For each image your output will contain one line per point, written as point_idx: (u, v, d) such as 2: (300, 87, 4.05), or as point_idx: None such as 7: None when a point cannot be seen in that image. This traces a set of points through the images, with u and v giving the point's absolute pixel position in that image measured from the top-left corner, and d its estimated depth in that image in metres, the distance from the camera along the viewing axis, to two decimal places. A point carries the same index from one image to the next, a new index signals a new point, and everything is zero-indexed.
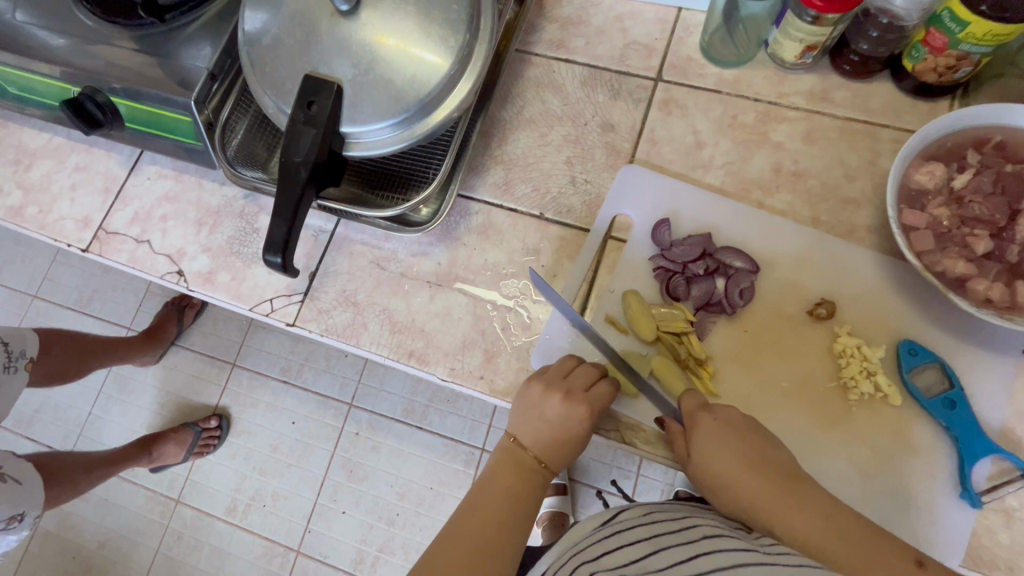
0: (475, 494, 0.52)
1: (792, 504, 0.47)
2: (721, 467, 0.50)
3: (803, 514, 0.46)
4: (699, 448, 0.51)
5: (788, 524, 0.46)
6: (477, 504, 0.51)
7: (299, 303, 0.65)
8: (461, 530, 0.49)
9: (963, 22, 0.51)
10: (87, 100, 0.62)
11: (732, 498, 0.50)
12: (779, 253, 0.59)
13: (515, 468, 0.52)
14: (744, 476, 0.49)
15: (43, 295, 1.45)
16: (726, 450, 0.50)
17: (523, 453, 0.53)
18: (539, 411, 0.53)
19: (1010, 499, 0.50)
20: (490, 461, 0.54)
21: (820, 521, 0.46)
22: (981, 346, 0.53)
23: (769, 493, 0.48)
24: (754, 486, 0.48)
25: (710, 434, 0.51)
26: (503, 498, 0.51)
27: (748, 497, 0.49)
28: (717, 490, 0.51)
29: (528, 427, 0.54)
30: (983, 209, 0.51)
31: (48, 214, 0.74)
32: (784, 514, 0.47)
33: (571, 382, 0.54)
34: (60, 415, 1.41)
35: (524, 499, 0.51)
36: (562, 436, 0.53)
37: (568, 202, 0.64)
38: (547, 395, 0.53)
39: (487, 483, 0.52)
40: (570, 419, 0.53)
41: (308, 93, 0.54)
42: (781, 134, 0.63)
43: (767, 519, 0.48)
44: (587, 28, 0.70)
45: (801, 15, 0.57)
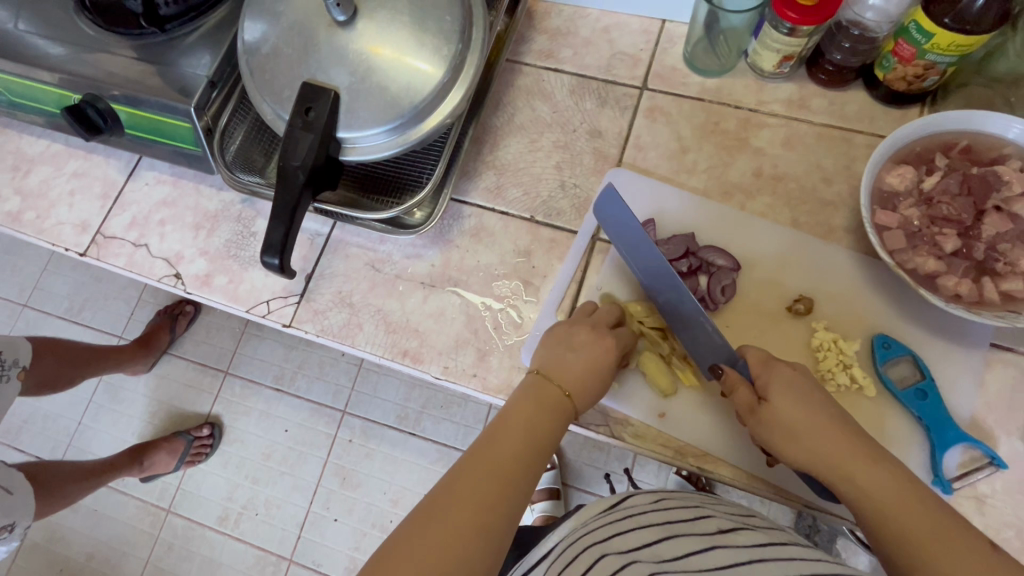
0: (494, 425, 0.48)
1: (874, 466, 0.45)
2: (800, 418, 0.48)
3: (884, 476, 0.44)
4: (779, 397, 0.49)
5: (868, 479, 0.44)
6: (497, 432, 0.47)
7: (295, 305, 0.66)
8: (480, 456, 0.45)
9: (928, 33, 0.54)
10: (87, 106, 0.64)
11: (805, 450, 0.47)
12: (760, 252, 0.61)
13: (541, 401, 0.50)
14: (824, 430, 0.47)
15: (33, 304, 1.45)
16: (805, 402, 0.48)
17: (549, 385, 0.51)
18: (569, 342, 0.54)
19: (982, 486, 0.52)
20: (515, 394, 0.51)
21: (899, 486, 0.43)
22: (953, 340, 0.56)
23: (848, 448, 0.46)
24: (832, 440, 0.46)
25: (792, 383, 0.49)
26: (525, 428, 0.48)
27: (821, 452, 0.46)
28: (784, 444, 0.48)
29: (556, 361, 0.53)
30: (951, 209, 0.54)
31: (46, 218, 0.75)
32: (865, 469, 0.45)
33: (597, 319, 0.56)
34: (50, 425, 1.40)
35: (545, 431, 0.49)
36: (590, 368, 0.52)
37: (558, 206, 0.66)
38: (573, 326, 0.55)
39: (506, 416, 0.49)
40: (597, 350, 0.53)
41: (306, 100, 0.56)
42: (761, 140, 0.66)
43: (841, 475, 0.45)
44: (575, 39, 0.72)
45: (778, 27, 0.59)
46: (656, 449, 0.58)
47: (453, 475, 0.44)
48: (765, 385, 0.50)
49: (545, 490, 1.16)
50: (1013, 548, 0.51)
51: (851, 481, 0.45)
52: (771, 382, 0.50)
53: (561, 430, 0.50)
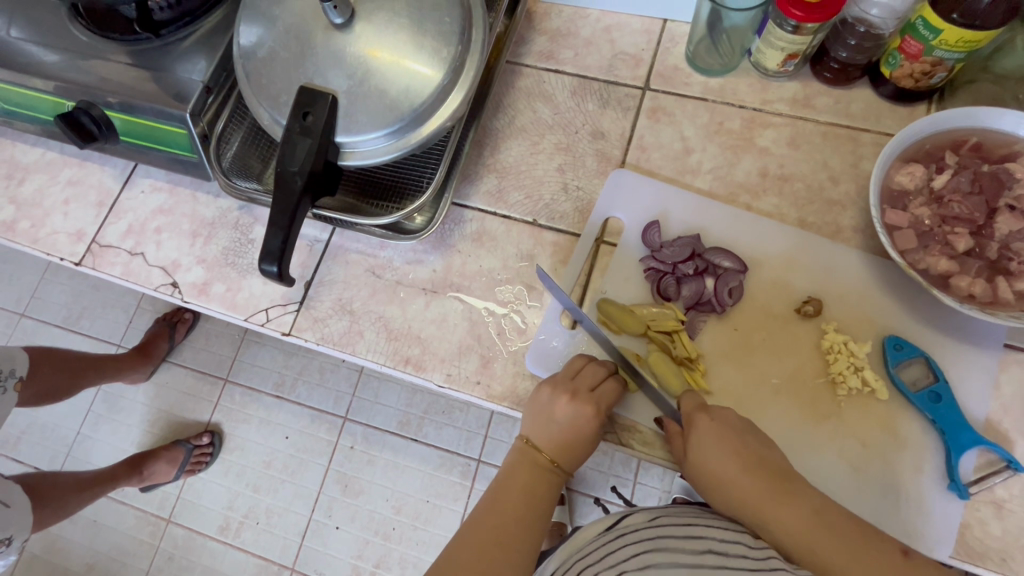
0: (492, 494, 0.52)
1: (785, 506, 0.47)
2: (715, 468, 0.50)
3: (796, 515, 0.46)
4: (696, 447, 0.51)
5: (781, 523, 0.47)
6: (495, 503, 0.51)
7: (294, 313, 0.65)
8: (483, 526, 0.50)
9: (935, 30, 0.53)
10: (81, 113, 0.63)
11: (726, 498, 0.50)
12: (767, 253, 0.60)
13: (529, 470, 0.53)
14: (739, 479, 0.49)
15: (30, 313, 1.44)
16: (720, 449, 0.50)
17: (535, 456, 0.54)
18: (549, 412, 0.54)
19: (999, 491, 0.51)
20: (505, 464, 0.54)
21: (812, 523, 0.46)
22: (966, 341, 0.55)
23: (762, 494, 0.48)
24: (745, 487, 0.49)
25: (706, 433, 0.51)
26: (520, 495, 0.52)
27: (739, 499, 0.49)
28: (711, 493, 0.51)
29: (541, 430, 0.54)
30: (963, 208, 0.53)
31: (41, 228, 0.74)
32: (776, 513, 0.47)
33: (578, 382, 0.54)
34: (48, 435, 1.39)
35: (539, 498, 0.52)
36: (569, 435, 0.53)
37: (561, 208, 0.65)
38: (555, 397, 0.54)
39: (503, 482, 0.53)
40: (578, 418, 0.53)
41: (304, 104, 0.55)
42: (766, 140, 0.65)
43: (759, 520, 0.48)
44: (576, 40, 0.71)
45: (782, 24, 0.59)
46: (666, 456, 0.57)
47: (458, 541, 0.49)
48: (688, 436, 0.52)
49: None
50: None
51: (768, 526, 0.47)
52: (691, 432, 0.52)
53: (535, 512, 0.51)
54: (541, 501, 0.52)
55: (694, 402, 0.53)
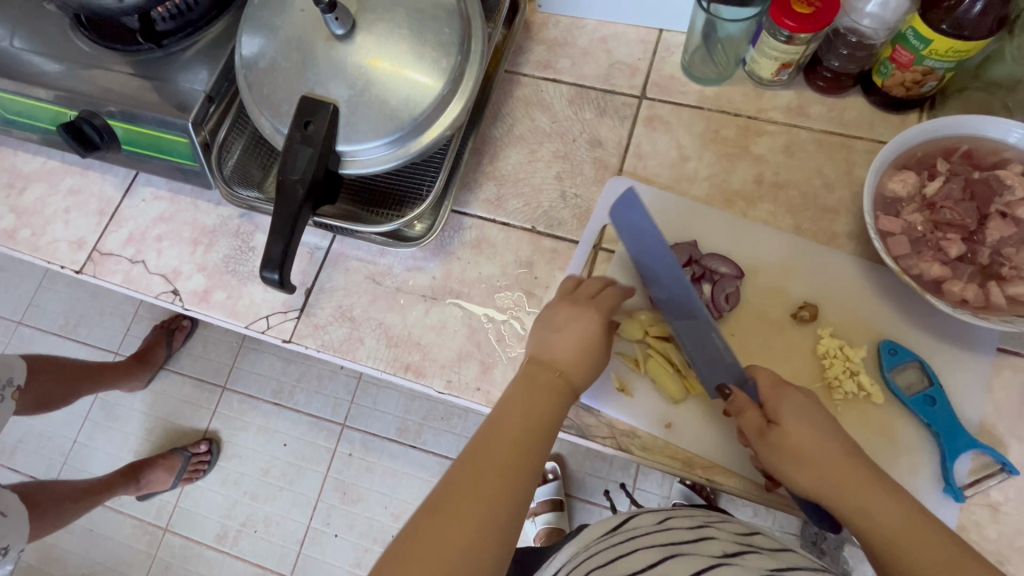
0: (492, 421, 0.48)
1: (885, 490, 0.44)
2: (808, 440, 0.47)
3: (895, 501, 0.44)
4: (789, 418, 0.49)
5: (884, 508, 0.44)
6: (495, 434, 0.47)
7: (295, 320, 0.65)
8: (483, 461, 0.45)
9: (926, 40, 0.54)
10: (84, 123, 0.64)
11: (814, 475, 0.46)
12: (763, 259, 0.61)
13: (538, 382, 0.50)
14: (833, 455, 0.47)
15: (27, 321, 1.44)
16: (814, 424, 0.48)
17: (542, 373, 0.50)
18: (551, 321, 0.54)
19: (995, 493, 0.51)
20: (510, 382, 0.51)
21: (913, 511, 0.43)
22: (960, 345, 0.55)
23: (862, 470, 0.45)
24: (841, 463, 0.46)
25: (800, 407, 0.49)
26: (524, 423, 0.47)
27: (833, 476, 0.46)
28: (794, 470, 0.47)
29: (551, 346, 0.52)
30: (954, 214, 0.54)
31: (41, 236, 0.74)
32: (880, 496, 0.44)
33: (580, 292, 0.56)
34: (45, 444, 1.38)
35: (543, 418, 0.48)
36: (577, 348, 0.52)
37: (559, 216, 0.66)
38: (555, 308, 0.55)
39: (505, 409, 0.48)
40: (588, 334, 0.52)
41: (305, 114, 0.56)
42: (761, 147, 0.65)
43: (856, 501, 0.45)
44: (573, 49, 0.72)
45: (776, 35, 0.60)
46: (664, 461, 0.57)
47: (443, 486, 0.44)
48: (775, 409, 0.50)
49: (548, 502, 1.14)
50: None
51: (865, 509, 0.44)
52: (779, 405, 0.50)
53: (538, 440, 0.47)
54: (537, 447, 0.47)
55: (771, 378, 0.52)
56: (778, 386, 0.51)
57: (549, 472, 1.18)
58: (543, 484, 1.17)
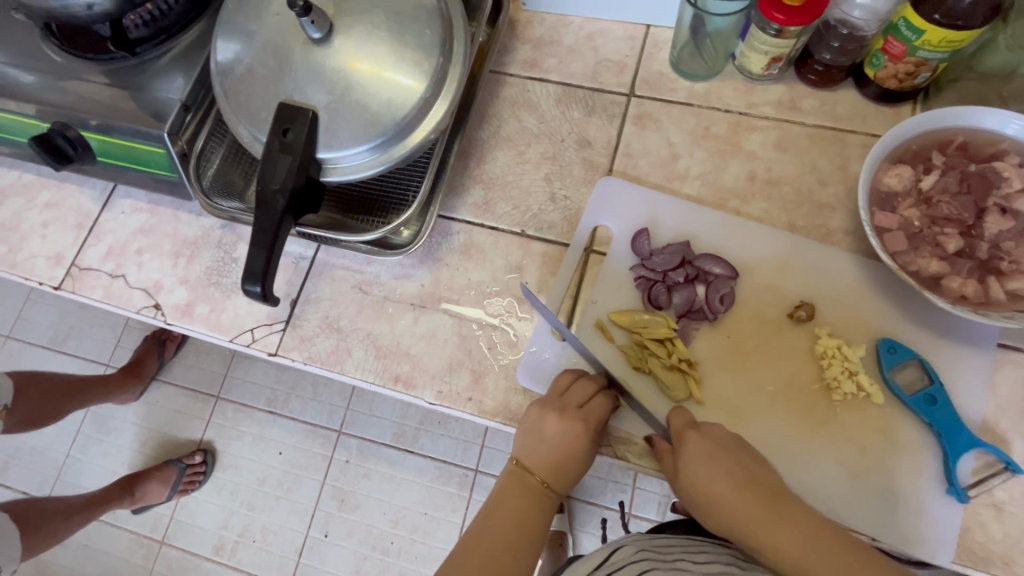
0: (482, 520, 0.52)
1: (781, 526, 0.45)
2: (709, 489, 0.48)
3: (792, 535, 0.44)
4: (687, 467, 0.49)
5: (779, 547, 0.44)
6: (481, 534, 0.50)
7: (280, 332, 0.64)
8: (469, 555, 0.49)
9: (918, 30, 0.53)
10: (56, 135, 0.62)
11: (720, 520, 0.48)
12: (758, 258, 0.59)
13: (520, 493, 0.53)
14: (737, 503, 0.47)
15: (16, 335, 1.41)
16: (712, 467, 0.48)
17: (526, 478, 0.53)
18: (539, 431, 0.54)
19: (999, 493, 0.50)
20: (496, 484, 0.54)
21: (809, 545, 0.44)
22: (961, 341, 0.54)
23: (758, 517, 0.46)
24: (734, 502, 0.47)
25: (695, 453, 0.49)
26: (511, 519, 0.51)
27: (733, 525, 0.47)
28: (704, 513, 0.49)
29: (532, 452, 0.54)
30: (952, 208, 0.53)
31: (18, 252, 0.72)
32: (774, 535, 0.45)
33: (566, 400, 0.54)
34: (37, 459, 1.36)
35: (530, 522, 0.52)
36: (563, 456, 0.53)
37: (549, 218, 0.64)
38: (544, 415, 0.54)
39: (494, 508, 0.52)
40: (568, 445, 0.53)
41: (283, 121, 0.54)
42: (753, 143, 0.64)
43: (753, 542, 0.46)
44: (560, 47, 0.71)
45: (766, 28, 0.59)
46: (662, 468, 0.55)
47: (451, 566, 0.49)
48: (678, 454, 0.50)
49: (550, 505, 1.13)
50: None
51: (764, 548, 0.45)
52: (682, 450, 0.50)
53: (542, 518, 0.52)
54: (534, 527, 0.51)
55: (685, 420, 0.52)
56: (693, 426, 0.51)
57: None
58: None
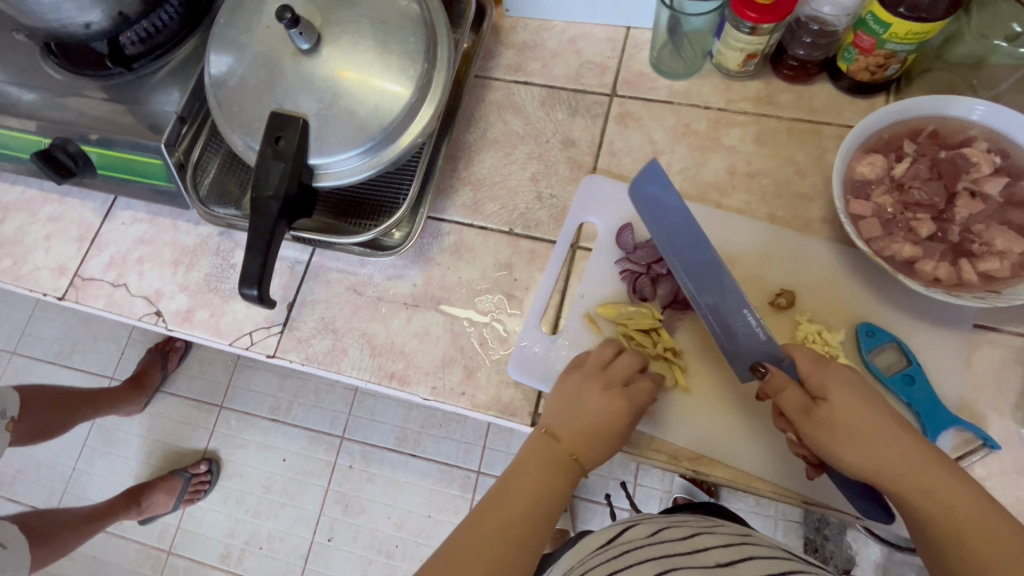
0: (504, 485, 0.49)
1: (926, 456, 0.42)
2: (856, 417, 0.44)
3: (938, 466, 0.42)
4: (841, 394, 0.45)
5: (922, 476, 0.42)
6: (501, 500, 0.48)
7: (278, 334, 0.66)
8: (485, 522, 0.46)
9: (885, 24, 0.55)
10: (56, 149, 0.64)
11: (856, 448, 0.43)
12: (739, 249, 0.61)
13: (547, 462, 0.49)
14: (881, 430, 0.43)
15: (22, 350, 1.44)
16: (866, 401, 0.45)
17: (552, 444, 0.50)
18: (577, 399, 0.52)
19: (978, 470, 0.52)
20: (523, 450, 0.51)
21: (955, 482, 0.41)
22: (938, 323, 0.56)
23: (902, 443, 0.43)
24: (884, 435, 0.43)
25: (850, 383, 0.46)
26: (533, 486, 0.48)
27: (880, 453, 0.43)
28: (841, 444, 0.44)
29: (563, 419, 0.52)
30: (923, 194, 0.54)
31: (22, 265, 0.74)
32: (918, 465, 0.42)
33: (610, 374, 0.54)
34: (45, 472, 1.38)
35: (550, 494, 0.48)
36: (594, 426, 0.51)
37: (536, 217, 0.66)
38: (586, 384, 0.53)
39: (516, 475, 0.49)
40: (599, 412, 0.51)
41: (275, 129, 0.57)
42: (733, 138, 0.66)
43: (894, 472, 0.42)
44: (543, 51, 0.73)
45: (739, 26, 0.61)
46: (651, 455, 0.57)
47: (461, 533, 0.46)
48: (826, 383, 0.46)
49: None
50: None
51: (906, 477, 0.42)
52: (825, 382, 0.46)
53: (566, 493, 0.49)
54: (555, 503, 0.48)
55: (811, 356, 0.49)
56: (820, 362, 0.48)
57: None
58: None
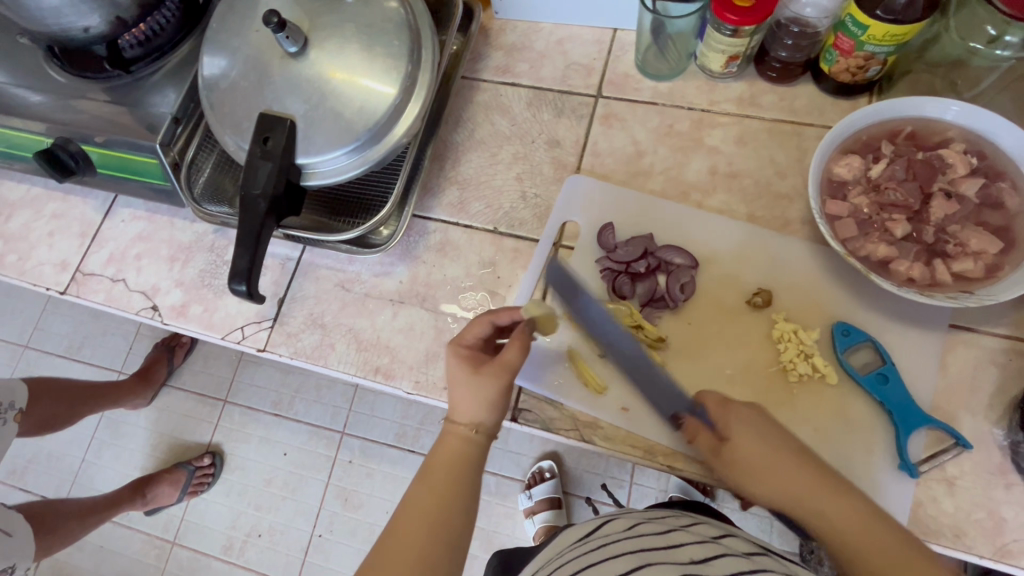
0: (420, 475, 0.49)
1: (821, 488, 0.46)
2: (752, 455, 0.49)
3: (831, 497, 0.45)
4: (738, 434, 0.50)
5: (819, 508, 0.46)
6: (418, 485, 0.48)
7: (269, 329, 0.67)
8: (407, 511, 0.47)
9: (863, 26, 0.55)
10: (58, 149, 0.66)
11: (760, 485, 0.49)
12: (717, 248, 0.62)
13: (448, 442, 0.50)
14: (776, 465, 0.48)
15: (32, 345, 1.48)
16: (764, 435, 0.49)
17: (453, 429, 0.51)
18: (458, 381, 0.52)
19: (950, 468, 0.52)
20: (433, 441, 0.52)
21: (846, 508, 0.45)
22: (912, 323, 0.56)
23: (797, 476, 0.47)
24: (781, 470, 0.48)
25: (749, 420, 0.50)
26: (448, 459, 0.50)
27: (778, 488, 0.48)
28: (745, 480, 0.50)
29: (459, 401, 0.51)
30: (898, 195, 0.55)
31: (27, 260, 0.77)
32: (817, 497, 0.46)
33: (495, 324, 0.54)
34: (54, 464, 1.42)
35: (460, 466, 0.49)
36: (481, 399, 0.51)
37: (520, 216, 0.67)
38: (460, 350, 0.53)
39: (429, 464, 0.50)
40: (484, 386, 0.51)
41: (264, 130, 0.58)
42: (715, 139, 0.67)
43: (797, 503, 0.47)
44: (531, 53, 0.74)
45: (721, 29, 0.61)
46: (627, 450, 0.58)
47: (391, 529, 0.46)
48: (725, 423, 0.51)
49: (546, 500, 1.15)
50: (987, 529, 0.50)
51: (807, 508, 0.46)
52: (729, 422, 0.51)
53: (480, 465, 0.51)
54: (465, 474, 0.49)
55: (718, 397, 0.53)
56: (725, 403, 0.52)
57: (545, 470, 1.20)
58: (541, 483, 1.19)
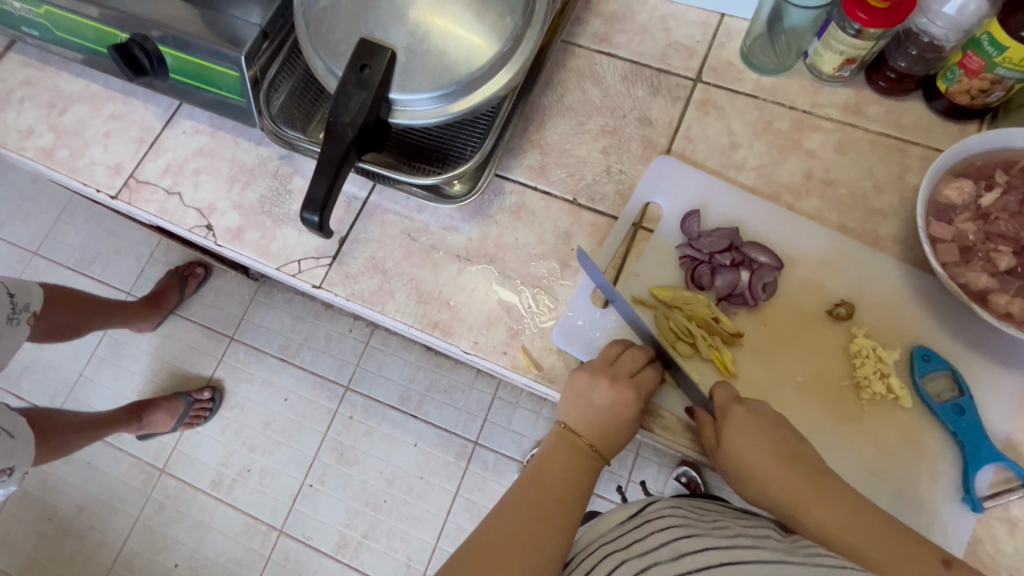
0: (532, 471, 0.52)
1: (820, 500, 0.48)
2: (746, 459, 0.51)
3: (829, 507, 0.48)
4: (728, 441, 0.52)
5: (817, 518, 0.48)
6: (530, 484, 0.51)
7: (327, 266, 0.65)
8: (517, 502, 0.49)
9: (1001, 46, 0.53)
10: (134, 46, 0.63)
11: (755, 488, 0.51)
12: (804, 252, 0.60)
13: (568, 450, 0.53)
14: (773, 472, 0.50)
15: (43, 252, 1.44)
16: (756, 441, 0.51)
17: (574, 440, 0.53)
18: (588, 397, 0.54)
19: (1014, 509, 0.51)
20: (544, 444, 0.54)
21: (847, 516, 0.47)
22: (996, 359, 0.55)
23: (795, 486, 0.49)
24: (779, 480, 0.50)
25: (742, 426, 0.51)
26: (559, 478, 0.51)
27: (772, 493, 0.50)
28: (742, 484, 0.52)
29: (582, 414, 0.54)
30: (1009, 226, 0.53)
31: (79, 158, 0.74)
32: (813, 507, 0.48)
33: (617, 368, 0.55)
34: (50, 374, 1.40)
35: (578, 479, 0.51)
36: (613, 417, 0.53)
37: (602, 189, 0.65)
38: (594, 382, 0.54)
39: (542, 465, 0.52)
40: (616, 410, 0.53)
41: (362, 57, 0.55)
42: (814, 142, 0.64)
43: (798, 516, 0.49)
44: (631, 25, 0.71)
45: (845, 28, 0.58)
46: (682, 442, 0.57)
47: (497, 516, 0.49)
48: (721, 426, 0.52)
49: None
50: None
51: (804, 519, 0.48)
52: (724, 426, 0.52)
53: (592, 481, 0.52)
54: (581, 487, 0.51)
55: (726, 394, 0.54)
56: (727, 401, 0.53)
57: None
58: None
